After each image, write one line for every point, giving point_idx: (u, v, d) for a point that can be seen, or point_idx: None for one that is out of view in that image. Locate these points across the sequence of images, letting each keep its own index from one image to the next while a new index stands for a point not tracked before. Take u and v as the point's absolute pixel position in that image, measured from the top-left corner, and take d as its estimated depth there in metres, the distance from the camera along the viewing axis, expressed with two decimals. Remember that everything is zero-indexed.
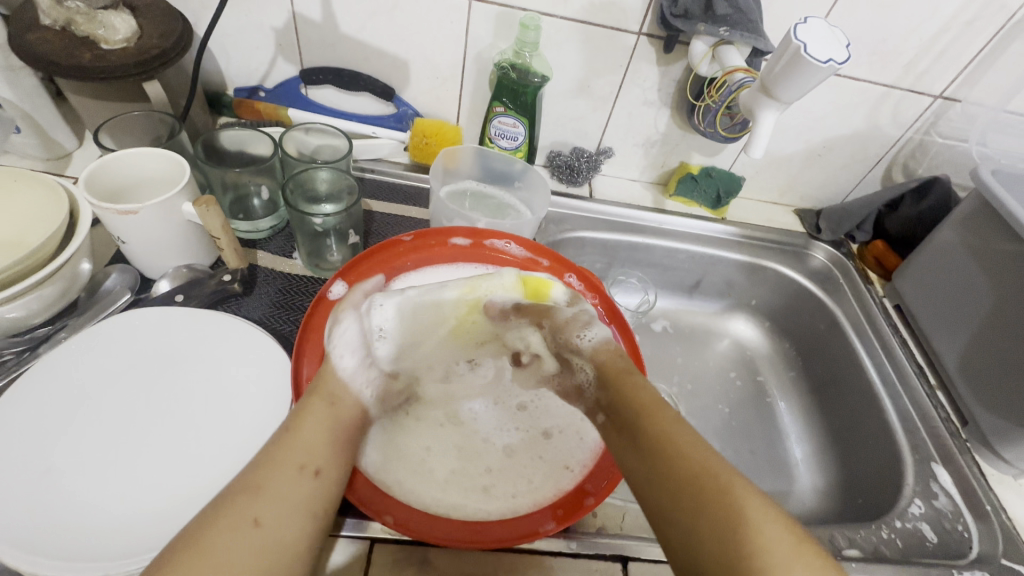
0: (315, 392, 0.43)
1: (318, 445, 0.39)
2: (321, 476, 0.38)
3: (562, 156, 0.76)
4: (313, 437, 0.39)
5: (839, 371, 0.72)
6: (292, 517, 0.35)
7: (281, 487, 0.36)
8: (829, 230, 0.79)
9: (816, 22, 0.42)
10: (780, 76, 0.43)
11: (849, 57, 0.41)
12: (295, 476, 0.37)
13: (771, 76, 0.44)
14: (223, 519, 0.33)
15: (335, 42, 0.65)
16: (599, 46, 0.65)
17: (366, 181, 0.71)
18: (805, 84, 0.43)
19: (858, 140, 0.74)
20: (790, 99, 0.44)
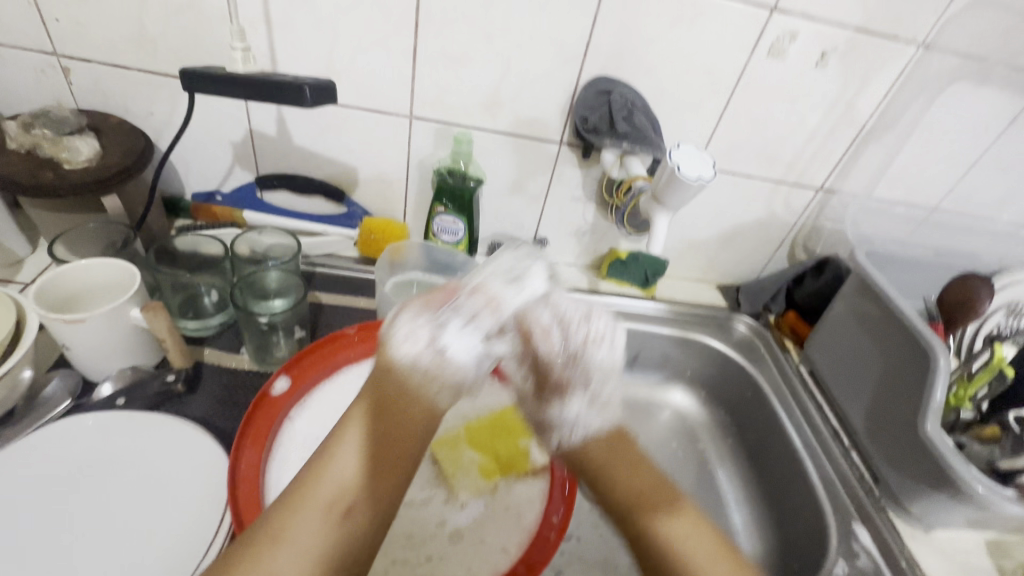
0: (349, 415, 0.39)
1: (403, 439, 0.38)
2: (351, 514, 0.35)
3: (502, 246, 0.83)
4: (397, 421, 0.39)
5: (766, 436, 0.77)
6: (362, 486, 0.36)
7: (312, 520, 0.35)
8: (749, 303, 0.88)
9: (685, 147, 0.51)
10: (662, 189, 0.52)
11: (714, 175, 0.50)
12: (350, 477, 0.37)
13: (656, 186, 0.52)
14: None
15: (289, 153, 0.72)
16: (527, 154, 0.74)
17: (316, 275, 0.76)
18: (683, 196, 0.51)
19: (761, 226, 0.85)
20: (674, 207, 0.53)
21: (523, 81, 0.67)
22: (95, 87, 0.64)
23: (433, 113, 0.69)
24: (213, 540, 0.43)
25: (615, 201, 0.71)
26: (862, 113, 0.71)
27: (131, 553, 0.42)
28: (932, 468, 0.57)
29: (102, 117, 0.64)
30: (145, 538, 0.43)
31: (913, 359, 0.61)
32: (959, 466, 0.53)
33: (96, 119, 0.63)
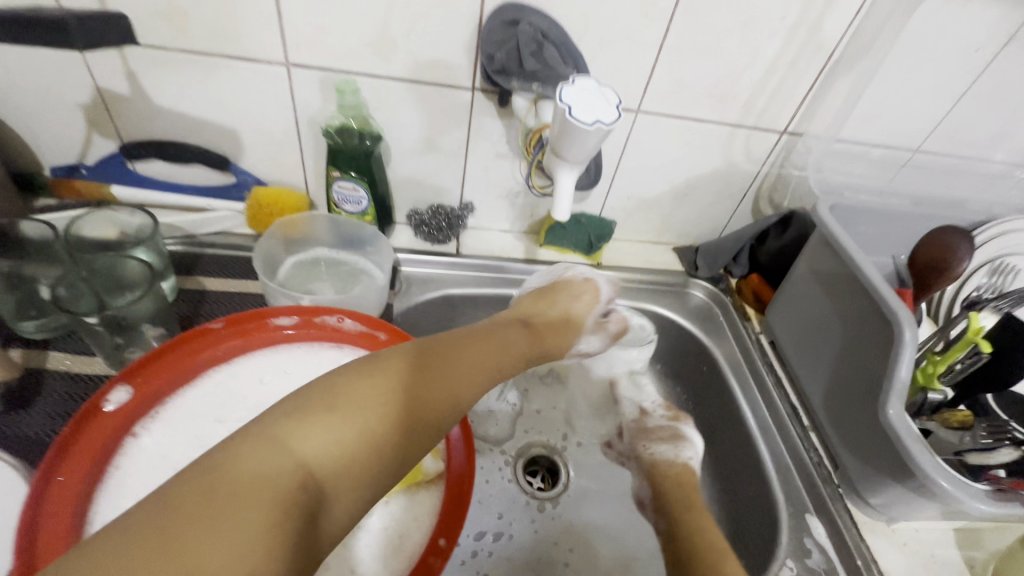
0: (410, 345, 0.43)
1: (389, 414, 0.37)
2: (317, 490, 0.32)
3: (422, 214, 0.73)
4: (400, 386, 0.38)
5: (721, 415, 0.69)
6: (363, 432, 0.35)
7: (271, 465, 0.31)
8: (707, 267, 0.78)
9: (584, 82, 0.42)
10: (560, 137, 0.44)
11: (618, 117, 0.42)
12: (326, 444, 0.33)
13: (553, 137, 0.44)
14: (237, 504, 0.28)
15: (152, 114, 0.61)
16: (435, 105, 0.63)
17: (204, 257, 0.66)
18: (583, 145, 0.43)
19: (719, 178, 0.74)
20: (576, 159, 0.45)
21: (415, 13, 0.55)
22: None
23: (313, 59, 0.57)
24: None
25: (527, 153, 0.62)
26: (831, 36, 0.59)
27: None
28: (893, 456, 0.49)
29: None
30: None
31: (874, 322, 0.52)
32: (920, 456, 0.46)
33: None
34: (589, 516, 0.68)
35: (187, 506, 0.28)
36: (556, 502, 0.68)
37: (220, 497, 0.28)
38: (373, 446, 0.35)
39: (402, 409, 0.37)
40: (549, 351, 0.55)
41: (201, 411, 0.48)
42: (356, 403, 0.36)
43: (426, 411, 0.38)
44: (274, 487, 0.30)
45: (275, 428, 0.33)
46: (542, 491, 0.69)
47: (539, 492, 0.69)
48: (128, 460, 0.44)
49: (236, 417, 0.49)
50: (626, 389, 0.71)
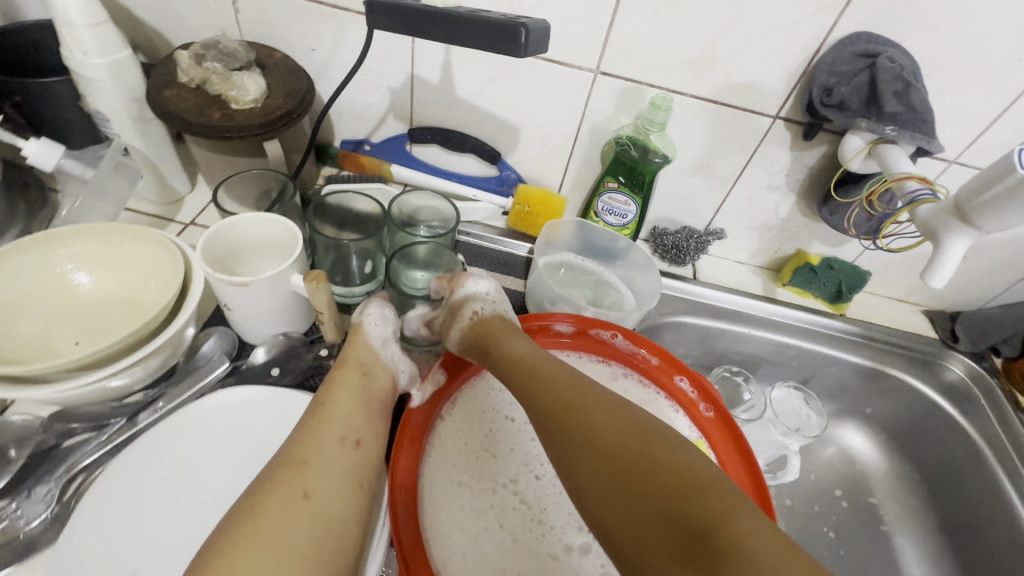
0: (348, 362, 0.44)
1: (353, 417, 0.41)
2: (359, 446, 0.40)
3: (669, 234, 0.70)
4: (347, 413, 0.41)
5: (977, 511, 0.62)
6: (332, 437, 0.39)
7: (329, 461, 0.38)
8: (969, 340, 0.69)
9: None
10: (988, 203, 0.39)
11: None
12: (334, 448, 0.39)
13: (980, 202, 0.39)
14: (276, 497, 0.35)
15: (448, 104, 0.64)
16: (728, 127, 0.60)
17: (460, 245, 0.69)
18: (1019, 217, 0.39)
19: (1015, 245, 0.65)
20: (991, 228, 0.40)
21: (752, 35, 0.52)
22: (260, 17, 0.58)
23: (624, 68, 0.57)
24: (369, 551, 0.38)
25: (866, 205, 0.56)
26: None
27: None
28: None
29: (267, 52, 0.58)
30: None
31: None
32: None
33: (261, 53, 0.58)
34: None
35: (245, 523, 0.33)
36: None
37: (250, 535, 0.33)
38: (361, 432, 0.41)
39: (358, 414, 0.41)
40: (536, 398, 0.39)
41: (493, 402, 0.49)
42: (333, 423, 0.40)
43: (320, 453, 0.38)
44: (344, 475, 0.38)
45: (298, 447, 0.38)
46: None
47: None
48: (441, 445, 0.46)
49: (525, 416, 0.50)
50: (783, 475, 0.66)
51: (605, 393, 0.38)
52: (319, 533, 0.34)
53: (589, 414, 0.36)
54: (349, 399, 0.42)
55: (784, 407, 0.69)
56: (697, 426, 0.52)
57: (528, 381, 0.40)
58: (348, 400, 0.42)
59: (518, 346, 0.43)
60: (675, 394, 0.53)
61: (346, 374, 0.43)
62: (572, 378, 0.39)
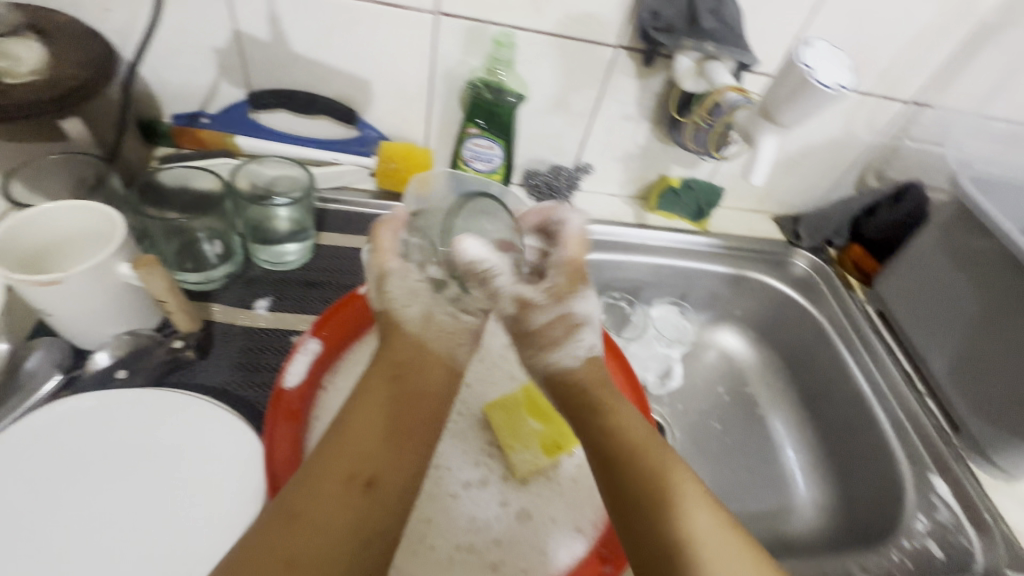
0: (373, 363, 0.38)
1: (370, 450, 0.33)
2: (373, 486, 0.31)
3: (540, 175, 0.72)
4: (358, 449, 0.32)
5: (826, 380, 0.72)
6: (338, 488, 0.30)
7: (326, 509, 0.30)
8: (810, 237, 0.79)
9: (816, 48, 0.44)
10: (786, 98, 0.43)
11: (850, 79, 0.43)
12: (337, 492, 0.30)
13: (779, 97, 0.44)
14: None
15: (286, 62, 0.59)
16: (575, 61, 0.61)
17: (329, 213, 0.65)
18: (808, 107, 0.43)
19: (834, 147, 0.74)
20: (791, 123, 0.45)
21: None
22: None
23: (464, 7, 0.55)
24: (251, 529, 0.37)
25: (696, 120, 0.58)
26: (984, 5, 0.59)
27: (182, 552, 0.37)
28: None
29: (46, 15, 0.49)
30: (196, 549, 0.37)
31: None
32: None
33: (38, 17, 0.49)
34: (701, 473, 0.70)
35: None
36: None
37: None
38: (375, 466, 0.32)
39: (374, 444, 0.33)
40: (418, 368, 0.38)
41: None
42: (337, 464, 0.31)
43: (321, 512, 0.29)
44: (356, 525, 0.30)
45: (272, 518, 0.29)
46: None
47: None
48: (325, 416, 0.44)
49: None
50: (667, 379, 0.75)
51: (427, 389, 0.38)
52: (280, 531, 0.28)
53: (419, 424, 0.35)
54: (375, 409, 0.35)
55: (665, 320, 0.77)
56: None
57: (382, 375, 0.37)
58: (370, 417, 0.34)
59: (405, 330, 0.40)
60: None
61: (367, 390, 0.36)
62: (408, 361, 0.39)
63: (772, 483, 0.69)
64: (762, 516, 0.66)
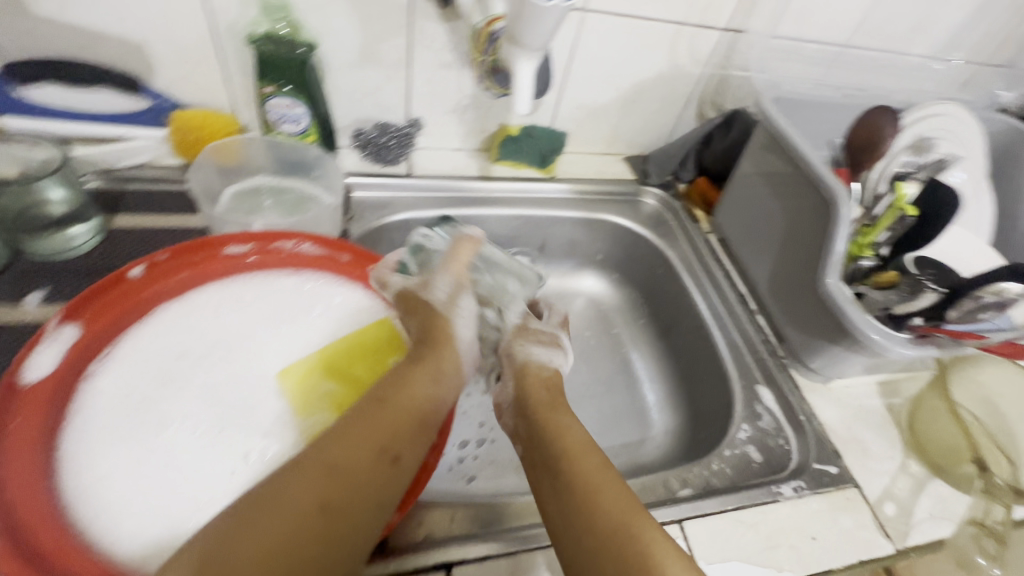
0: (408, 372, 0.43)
1: (399, 427, 0.38)
2: (398, 462, 0.37)
3: (367, 134, 0.69)
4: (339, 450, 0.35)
5: (676, 311, 0.74)
6: (290, 481, 0.33)
7: (343, 464, 0.35)
8: (656, 173, 0.80)
9: None
10: (518, 19, 0.41)
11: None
12: (370, 463, 0.35)
13: (512, 20, 0.41)
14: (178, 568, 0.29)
15: (34, 27, 0.52)
16: (369, 6, 0.57)
17: (127, 194, 0.60)
18: (543, 29, 0.40)
19: (664, 82, 0.74)
20: (534, 45, 0.42)
21: None
22: None
23: None
24: None
25: (477, 60, 0.57)
26: None
27: None
28: (831, 322, 0.56)
29: None
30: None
31: (816, 213, 0.56)
32: (867, 289, 0.56)
33: None
34: None
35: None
36: None
37: None
38: (401, 447, 0.38)
39: (405, 426, 0.39)
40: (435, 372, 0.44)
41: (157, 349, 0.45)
42: (341, 455, 0.35)
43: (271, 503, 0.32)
44: (346, 483, 0.34)
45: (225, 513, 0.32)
46: None
47: None
48: (86, 407, 0.41)
49: (198, 349, 0.46)
50: None
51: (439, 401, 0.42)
52: (249, 512, 0.32)
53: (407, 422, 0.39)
54: (411, 395, 0.41)
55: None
56: (396, 307, 0.53)
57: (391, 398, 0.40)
58: (404, 398, 0.40)
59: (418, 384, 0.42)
60: (370, 283, 0.53)
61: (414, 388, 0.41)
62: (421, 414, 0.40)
63: (632, 416, 0.71)
64: (620, 448, 0.68)
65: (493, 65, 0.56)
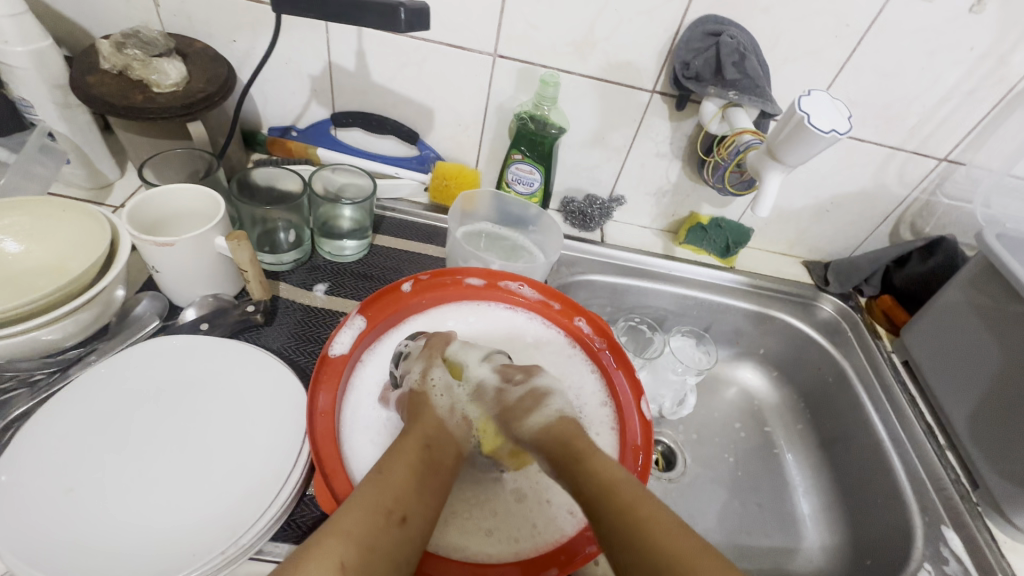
0: (414, 431, 0.44)
1: (405, 492, 0.39)
2: (405, 524, 0.38)
3: (576, 202, 0.79)
4: (392, 487, 0.39)
5: (846, 425, 0.72)
6: (391, 500, 0.38)
7: (365, 532, 0.35)
8: (838, 282, 0.80)
9: (818, 94, 0.47)
10: (784, 141, 0.48)
11: (850, 126, 0.46)
12: (377, 522, 0.36)
13: (778, 141, 0.49)
14: (321, 555, 0.33)
15: (366, 89, 0.70)
16: (614, 102, 0.68)
17: (385, 219, 0.74)
18: (807, 151, 0.48)
19: (865, 198, 0.76)
20: (793, 162, 0.49)
21: (622, 18, 0.60)
22: (180, 10, 0.62)
23: (519, 51, 0.64)
24: (297, 460, 0.43)
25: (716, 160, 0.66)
26: (1016, 70, 0.61)
27: (226, 475, 0.42)
28: None
29: (187, 42, 0.62)
30: (243, 469, 0.42)
31: None
32: None
33: (181, 43, 0.62)
34: (707, 500, 0.70)
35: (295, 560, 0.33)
36: (678, 484, 0.71)
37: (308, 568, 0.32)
38: (408, 508, 0.38)
39: (408, 489, 0.40)
40: (443, 445, 0.45)
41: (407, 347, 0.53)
42: (380, 496, 0.38)
43: (363, 519, 0.36)
44: (362, 545, 0.35)
45: (353, 518, 0.36)
46: (661, 473, 0.72)
47: (659, 474, 0.72)
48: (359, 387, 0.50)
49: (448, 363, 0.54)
50: (677, 398, 0.77)
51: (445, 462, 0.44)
52: (339, 518, 0.36)
53: (420, 468, 0.42)
54: (409, 461, 0.42)
55: (685, 349, 0.77)
56: (596, 359, 0.58)
57: (414, 439, 0.44)
58: (399, 466, 0.41)
59: (432, 422, 0.46)
60: (575, 333, 0.59)
61: (409, 443, 0.43)
62: (431, 458, 0.43)
63: (782, 522, 0.69)
64: (767, 552, 0.66)
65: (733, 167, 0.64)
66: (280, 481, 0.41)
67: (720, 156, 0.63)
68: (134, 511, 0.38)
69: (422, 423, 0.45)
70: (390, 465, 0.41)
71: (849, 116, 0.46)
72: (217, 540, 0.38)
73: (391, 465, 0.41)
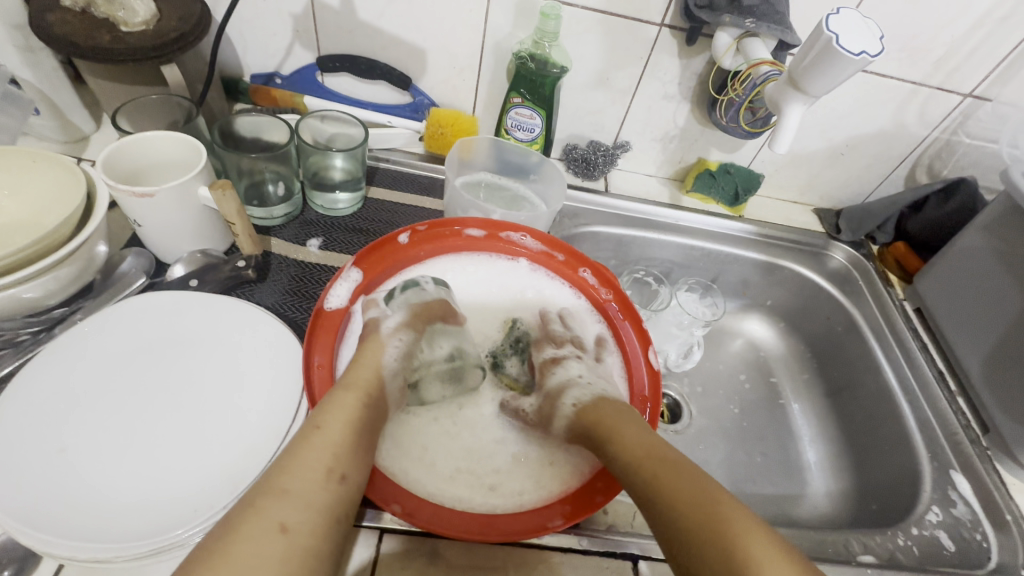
0: (355, 383, 0.42)
1: (342, 447, 0.37)
2: (346, 480, 0.36)
3: (579, 149, 0.75)
4: (329, 443, 0.36)
5: (856, 374, 0.71)
6: (329, 457, 0.36)
7: (307, 492, 0.33)
8: (850, 230, 0.77)
9: (848, 12, 0.43)
10: (807, 69, 0.45)
11: (882, 47, 0.43)
12: (318, 480, 0.34)
13: (801, 69, 0.46)
14: (255, 520, 0.31)
15: (353, 29, 0.65)
16: (620, 38, 0.63)
17: (379, 170, 0.71)
18: (833, 78, 0.45)
19: (882, 139, 0.72)
20: (817, 93, 0.46)
21: None
22: None
23: None
24: (296, 416, 0.41)
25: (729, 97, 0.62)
26: None
27: (222, 432, 0.40)
28: None
29: None
30: (240, 426, 0.41)
31: None
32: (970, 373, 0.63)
33: None
34: (712, 450, 0.70)
35: (225, 528, 0.31)
36: (684, 435, 0.71)
37: (241, 534, 0.30)
38: (348, 465, 0.36)
39: (346, 443, 0.37)
40: (376, 398, 0.42)
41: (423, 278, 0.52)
42: (320, 452, 0.36)
43: (302, 478, 0.34)
44: (303, 505, 0.33)
45: (289, 478, 0.34)
46: (667, 425, 0.72)
47: (665, 426, 0.72)
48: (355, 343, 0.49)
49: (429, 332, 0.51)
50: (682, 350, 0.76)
51: (379, 415, 0.42)
52: (272, 480, 0.34)
53: (356, 420, 0.39)
54: (343, 414, 0.39)
55: (690, 302, 0.75)
56: (602, 311, 0.56)
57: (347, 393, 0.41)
58: (336, 419, 0.39)
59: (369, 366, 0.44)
60: (579, 284, 0.57)
61: (340, 396, 0.40)
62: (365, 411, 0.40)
63: (788, 471, 0.69)
64: (773, 499, 0.66)
65: (748, 103, 0.61)
66: (279, 436, 0.40)
67: (735, 91, 0.60)
68: (130, 470, 0.37)
69: (353, 375, 0.42)
70: (326, 419, 0.38)
71: (883, 36, 0.42)
72: (217, 497, 0.37)
73: (328, 418, 0.38)
